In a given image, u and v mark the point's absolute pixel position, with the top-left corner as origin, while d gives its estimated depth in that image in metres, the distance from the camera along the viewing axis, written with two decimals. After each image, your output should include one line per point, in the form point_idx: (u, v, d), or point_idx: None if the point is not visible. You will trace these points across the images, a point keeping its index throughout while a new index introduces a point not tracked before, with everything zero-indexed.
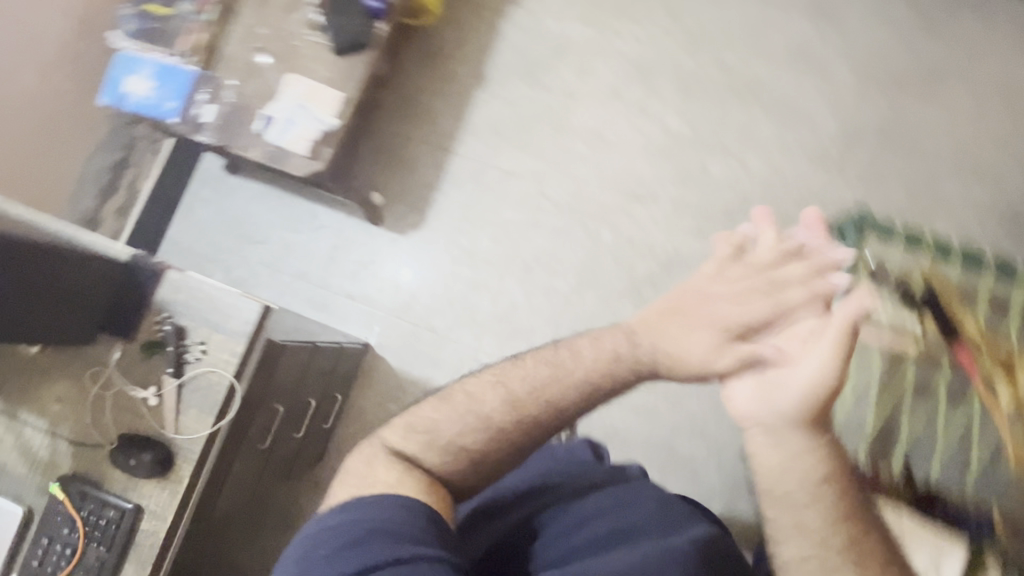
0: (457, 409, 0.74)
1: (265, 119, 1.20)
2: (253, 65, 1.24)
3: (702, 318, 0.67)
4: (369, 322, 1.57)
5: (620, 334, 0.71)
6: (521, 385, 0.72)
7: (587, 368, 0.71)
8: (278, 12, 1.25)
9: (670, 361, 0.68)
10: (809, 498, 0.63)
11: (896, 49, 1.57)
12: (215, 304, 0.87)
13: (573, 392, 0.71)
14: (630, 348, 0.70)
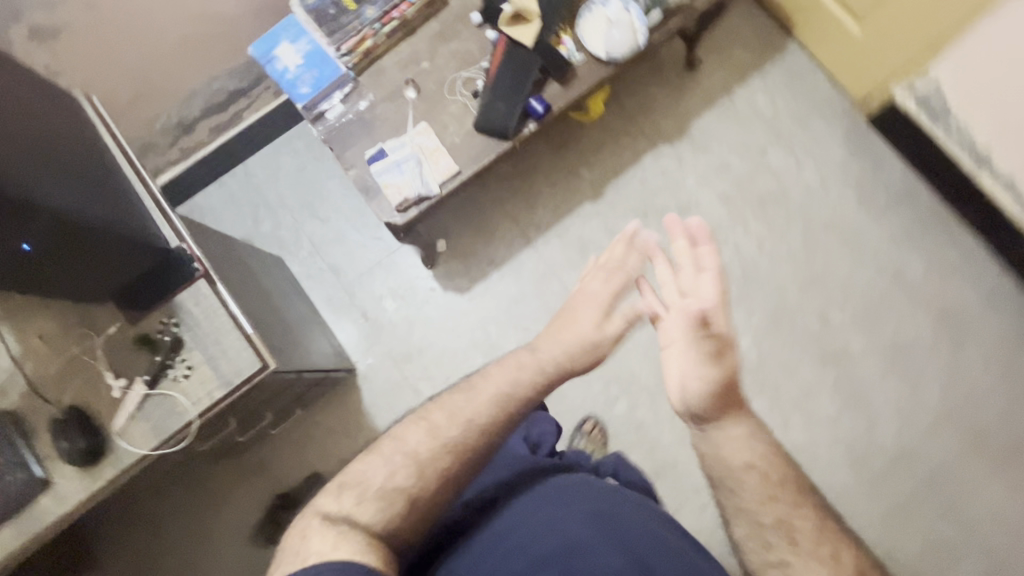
0: (386, 454, 0.77)
1: (376, 150, 1.18)
2: (399, 92, 1.21)
3: (584, 312, 0.88)
4: (366, 348, 1.54)
5: (524, 349, 0.87)
6: (440, 416, 0.80)
7: (496, 389, 0.82)
8: (451, 57, 1.23)
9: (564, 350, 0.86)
10: (742, 485, 0.70)
11: (997, 404, 1.45)
12: (219, 339, 0.84)
13: (485, 408, 0.80)
14: (531, 355, 0.86)
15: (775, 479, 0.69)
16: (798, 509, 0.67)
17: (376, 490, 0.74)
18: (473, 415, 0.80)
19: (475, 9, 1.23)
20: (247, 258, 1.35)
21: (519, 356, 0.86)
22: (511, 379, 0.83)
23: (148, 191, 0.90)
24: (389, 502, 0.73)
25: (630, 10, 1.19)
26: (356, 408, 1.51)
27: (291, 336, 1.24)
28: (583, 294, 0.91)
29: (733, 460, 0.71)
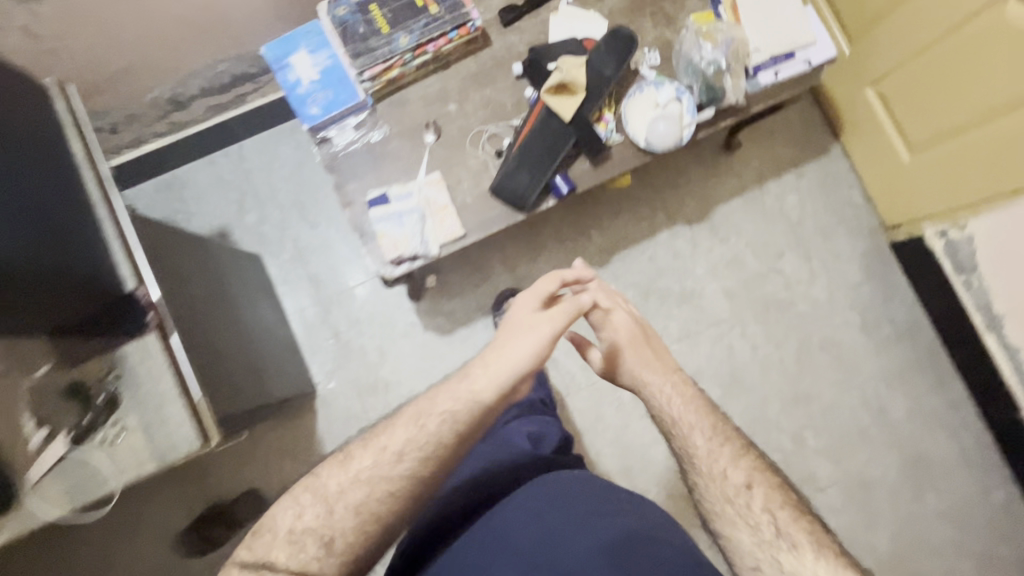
0: (297, 495, 0.76)
1: (380, 194, 1.07)
2: (417, 132, 1.11)
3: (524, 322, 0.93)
4: (331, 370, 1.47)
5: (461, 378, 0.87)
6: (366, 462, 0.78)
7: (422, 412, 0.82)
8: (481, 106, 1.12)
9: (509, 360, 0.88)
10: (704, 445, 0.83)
11: (942, 560, 1.45)
12: (161, 406, 0.76)
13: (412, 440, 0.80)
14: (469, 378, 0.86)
15: (721, 429, 0.85)
16: (743, 447, 0.83)
17: (285, 536, 0.72)
18: (400, 447, 0.79)
19: (518, 60, 1.12)
20: (222, 264, 1.26)
21: (453, 390, 0.85)
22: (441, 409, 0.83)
23: (116, 217, 0.81)
24: (300, 547, 0.71)
25: (681, 99, 1.10)
26: (307, 431, 1.44)
27: (249, 365, 1.18)
28: (512, 322, 0.94)
29: (690, 420, 0.87)
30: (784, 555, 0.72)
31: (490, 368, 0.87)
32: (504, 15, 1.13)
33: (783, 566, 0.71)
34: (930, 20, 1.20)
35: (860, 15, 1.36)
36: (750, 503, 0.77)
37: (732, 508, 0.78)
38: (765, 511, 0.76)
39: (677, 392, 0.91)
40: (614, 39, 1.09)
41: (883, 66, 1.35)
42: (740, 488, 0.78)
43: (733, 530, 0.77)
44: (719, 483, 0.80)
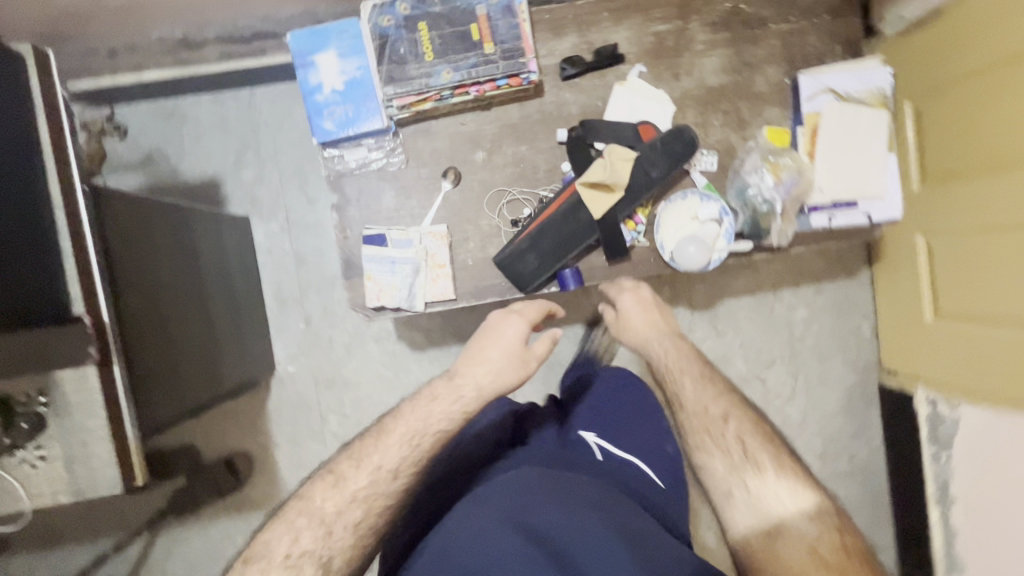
0: (291, 520, 0.80)
1: (378, 233, 0.99)
2: (435, 172, 1.01)
3: (504, 337, 0.93)
4: (295, 353, 1.44)
5: (437, 390, 0.91)
6: (357, 482, 0.83)
7: (405, 428, 0.88)
8: (511, 163, 1.02)
9: (486, 381, 0.90)
10: (692, 385, 0.98)
11: None
12: (86, 444, 0.73)
13: (400, 456, 0.85)
14: (446, 384, 0.91)
15: (709, 377, 0.99)
16: (724, 393, 0.97)
17: (282, 561, 0.76)
18: (395, 465, 0.85)
19: (566, 124, 1.01)
20: (200, 238, 1.16)
21: (430, 407, 0.89)
22: (422, 424, 0.88)
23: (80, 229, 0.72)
24: (298, 570, 0.76)
25: (723, 220, 1.00)
26: (256, 407, 1.43)
27: (204, 358, 1.10)
28: (493, 342, 0.93)
29: (683, 366, 1.01)
30: (750, 479, 0.85)
31: (482, 390, 0.90)
32: (565, 68, 1.00)
33: (751, 488, 0.84)
34: (1009, 203, 1.09)
35: (943, 161, 1.22)
36: (725, 431, 0.90)
37: (709, 437, 0.91)
38: (737, 439, 0.89)
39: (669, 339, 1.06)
40: (674, 139, 0.96)
41: (945, 223, 1.24)
42: (720, 419, 0.92)
43: (711, 457, 0.89)
44: (704, 413, 0.93)
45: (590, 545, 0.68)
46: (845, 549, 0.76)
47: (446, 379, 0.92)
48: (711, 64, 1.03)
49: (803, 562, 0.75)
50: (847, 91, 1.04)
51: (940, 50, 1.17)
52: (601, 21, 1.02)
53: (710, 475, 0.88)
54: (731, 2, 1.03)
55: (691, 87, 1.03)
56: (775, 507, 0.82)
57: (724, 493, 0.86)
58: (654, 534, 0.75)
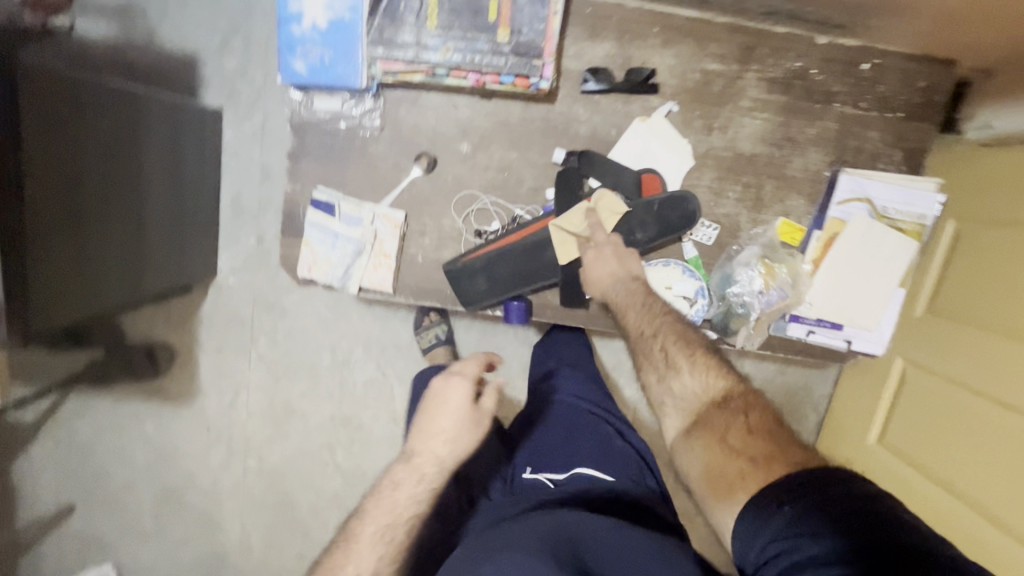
0: None
1: (327, 200, 0.89)
2: (409, 150, 0.89)
3: (450, 405, 0.84)
4: (239, 267, 1.38)
5: (401, 476, 0.85)
6: None
7: (375, 526, 0.83)
8: (494, 168, 0.90)
9: (439, 454, 0.84)
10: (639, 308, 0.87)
11: None
12: None
13: (379, 553, 0.82)
14: (406, 466, 0.85)
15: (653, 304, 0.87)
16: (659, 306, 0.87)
17: None
18: (375, 566, 0.82)
19: (567, 144, 0.89)
20: (148, 135, 1.04)
21: (391, 495, 0.84)
22: (393, 509, 0.84)
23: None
24: None
25: (696, 302, 0.92)
26: (191, 307, 1.41)
27: (123, 264, 1.04)
28: (444, 414, 0.84)
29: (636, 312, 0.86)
30: (677, 386, 0.82)
31: (443, 464, 0.84)
32: (588, 80, 0.86)
33: (675, 391, 0.82)
34: (1003, 375, 1.00)
35: (958, 302, 1.12)
36: (657, 344, 0.85)
37: (644, 354, 0.87)
38: (662, 348, 0.85)
39: (622, 280, 0.87)
40: (672, 206, 0.87)
41: (927, 364, 1.16)
42: (651, 338, 0.85)
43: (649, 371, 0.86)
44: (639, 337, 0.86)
45: None
46: (762, 430, 0.72)
47: (403, 458, 0.86)
48: (751, 127, 0.90)
49: (711, 453, 0.74)
50: (886, 206, 0.91)
51: (1004, 185, 1.04)
52: (646, 37, 0.86)
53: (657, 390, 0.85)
54: (801, 61, 0.88)
55: (719, 146, 0.90)
56: (697, 391, 0.81)
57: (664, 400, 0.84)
58: (579, 526, 0.75)
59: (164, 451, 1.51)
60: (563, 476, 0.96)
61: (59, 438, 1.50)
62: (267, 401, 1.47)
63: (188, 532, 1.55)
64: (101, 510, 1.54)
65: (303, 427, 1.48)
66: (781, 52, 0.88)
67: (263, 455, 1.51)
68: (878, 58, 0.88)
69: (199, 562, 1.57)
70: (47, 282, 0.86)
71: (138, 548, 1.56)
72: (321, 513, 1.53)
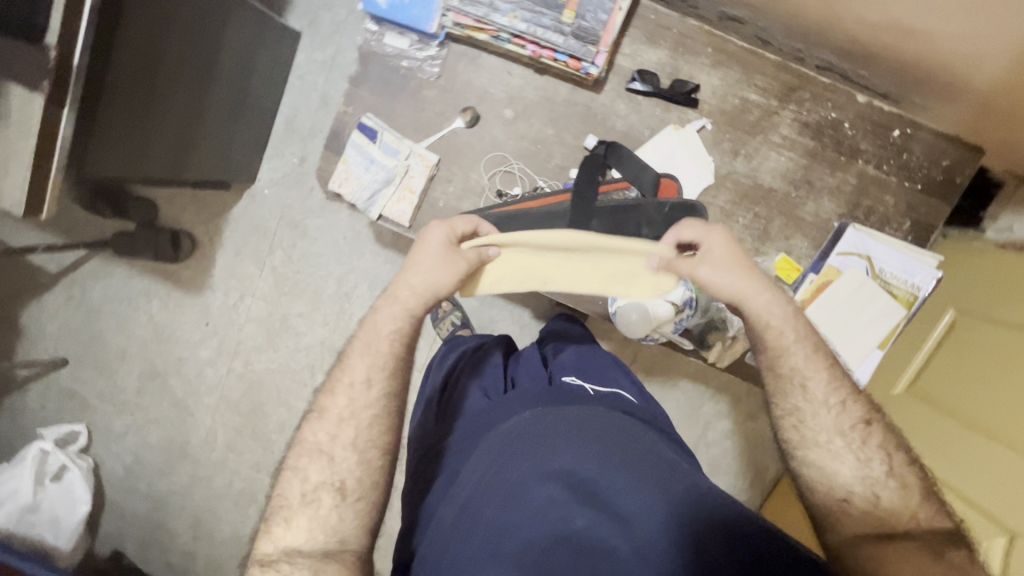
0: (296, 465, 0.74)
1: (373, 127, 0.97)
2: (457, 103, 0.97)
3: (428, 233, 0.79)
4: (277, 180, 1.48)
5: (394, 302, 0.77)
6: (336, 413, 0.75)
7: (364, 342, 0.77)
8: (529, 139, 0.97)
9: (411, 278, 0.76)
10: (818, 381, 0.78)
11: None
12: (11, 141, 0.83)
13: (360, 372, 0.76)
14: (394, 300, 0.77)
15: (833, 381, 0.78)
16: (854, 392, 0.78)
17: (300, 501, 0.72)
18: (365, 376, 0.76)
19: (600, 134, 0.96)
20: (232, 31, 1.13)
21: (383, 311, 0.77)
22: (371, 334, 0.77)
23: None
24: (316, 504, 0.71)
25: (682, 311, 0.96)
26: (226, 205, 1.51)
27: (173, 145, 1.12)
28: (422, 254, 0.77)
29: (824, 392, 0.77)
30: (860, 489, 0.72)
31: (416, 290, 0.76)
32: (634, 80, 0.93)
33: (875, 493, 0.71)
34: (944, 447, 1.05)
35: (937, 380, 1.15)
36: (843, 426, 0.76)
37: (822, 436, 0.76)
38: (851, 439, 0.75)
39: (795, 334, 0.79)
40: (680, 212, 0.92)
41: (901, 415, 1.20)
42: (854, 424, 0.76)
43: (824, 461, 0.75)
44: (835, 416, 0.76)
45: (623, 503, 0.60)
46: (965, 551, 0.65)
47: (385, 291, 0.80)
48: (775, 162, 0.95)
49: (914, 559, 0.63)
50: (882, 268, 0.94)
51: (1014, 276, 1.05)
52: (698, 56, 0.94)
53: (824, 494, 0.74)
54: (836, 112, 0.94)
55: (740, 171, 0.95)
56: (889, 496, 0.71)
57: (837, 508, 0.72)
58: (659, 454, 0.69)
59: (161, 332, 1.60)
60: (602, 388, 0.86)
61: (74, 293, 1.61)
62: (267, 312, 1.55)
63: (163, 412, 1.64)
64: (90, 371, 1.64)
65: (292, 345, 1.56)
66: (819, 99, 0.94)
67: (249, 361, 1.58)
68: (909, 128, 0.94)
69: (164, 443, 1.65)
70: (112, 131, 0.94)
71: (113, 414, 1.65)
72: (286, 430, 1.59)
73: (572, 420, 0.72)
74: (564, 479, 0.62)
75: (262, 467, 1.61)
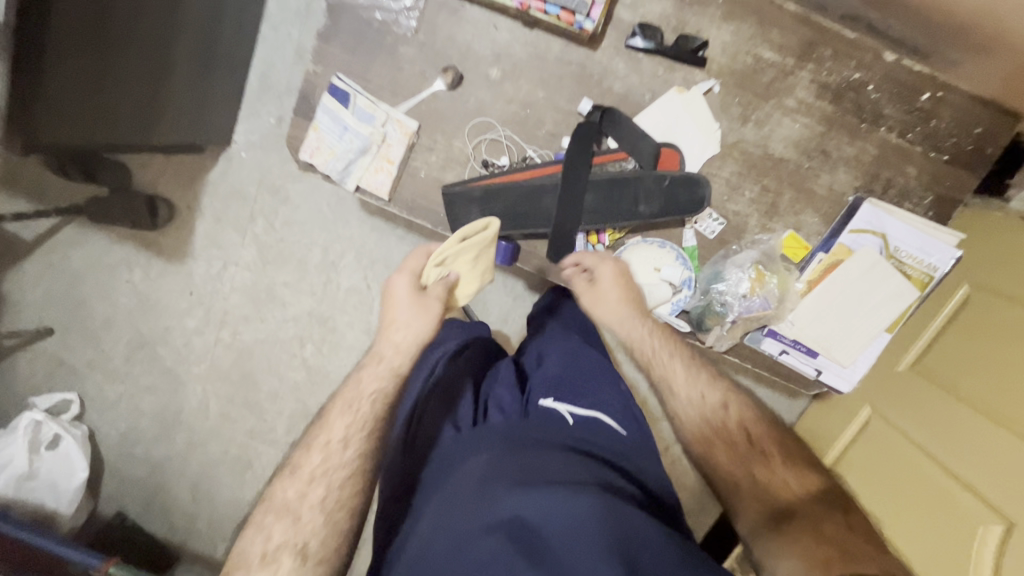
0: (260, 521, 0.71)
1: (345, 89, 0.88)
2: (437, 62, 0.88)
3: (394, 281, 0.82)
4: (254, 142, 1.40)
5: (386, 376, 0.79)
6: (309, 468, 0.73)
7: (339, 402, 0.78)
8: (518, 103, 0.88)
9: (388, 332, 0.81)
10: (708, 380, 0.85)
11: None
12: None
13: (338, 432, 0.75)
14: (383, 364, 0.80)
15: (718, 385, 0.85)
16: (738, 394, 0.84)
17: (258, 561, 0.68)
18: (343, 434, 0.75)
19: (597, 97, 0.87)
20: None
21: (372, 370, 0.80)
22: (354, 394, 0.78)
23: None
24: (275, 567, 0.67)
25: (680, 291, 0.91)
26: (203, 169, 1.43)
27: (136, 105, 1.02)
28: (394, 310, 0.81)
29: (702, 393, 0.84)
30: (745, 477, 0.76)
31: (398, 347, 0.80)
32: (635, 35, 0.84)
33: (756, 477, 0.76)
34: (949, 438, 1.01)
35: (941, 369, 1.09)
36: (725, 419, 0.81)
37: (709, 427, 0.81)
38: (738, 426, 0.80)
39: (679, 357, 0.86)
40: (683, 187, 0.85)
41: (896, 408, 1.16)
42: (717, 408, 0.82)
43: (715, 459, 0.79)
44: (699, 408, 0.83)
45: (565, 551, 0.54)
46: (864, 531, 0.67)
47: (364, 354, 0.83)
48: (789, 129, 0.86)
49: (804, 534, 0.67)
50: (898, 247, 0.88)
51: (999, 258, 1.04)
52: (708, 7, 0.83)
53: (720, 479, 0.78)
54: (861, 73, 0.84)
55: (749, 138, 0.87)
56: (780, 487, 0.74)
57: (732, 491, 0.76)
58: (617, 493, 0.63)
59: (145, 302, 1.56)
60: (583, 413, 0.81)
61: (52, 260, 1.56)
62: (252, 281, 1.50)
63: (154, 381, 1.62)
64: (76, 340, 1.61)
65: (279, 315, 1.51)
66: (842, 57, 0.84)
67: (237, 331, 1.54)
68: (940, 92, 0.84)
69: (155, 412, 1.63)
70: (52, 97, 0.85)
71: (103, 383, 1.63)
72: (276, 398, 1.57)
73: (532, 461, 0.66)
74: (505, 528, 0.57)
75: (256, 436, 1.60)
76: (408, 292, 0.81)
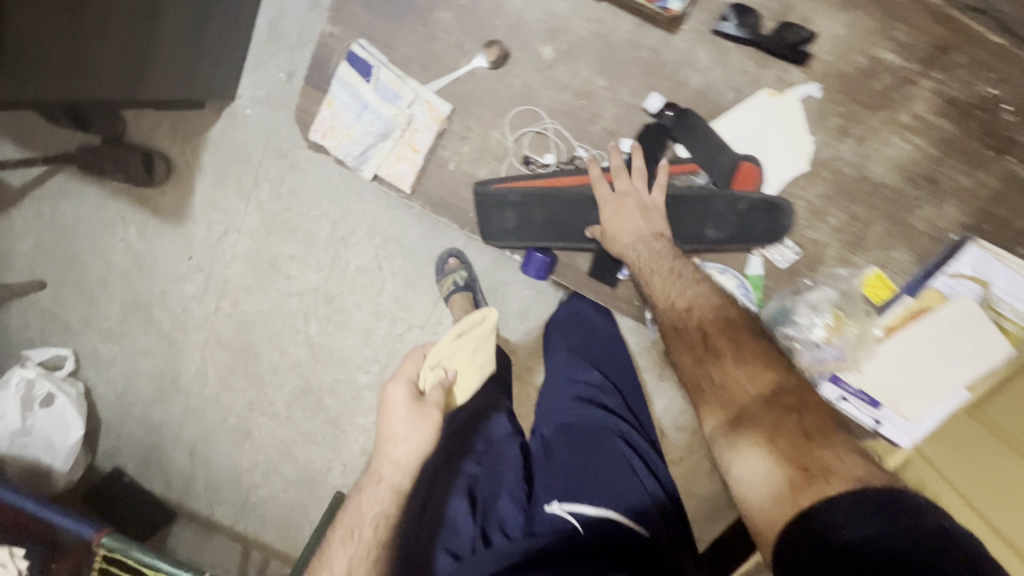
0: None
1: (367, 62, 0.79)
2: (479, 37, 0.78)
3: (387, 391, 0.83)
4: (262, 99, 1.26)
5: (385, 485, 0.81)
6: None
7: (341, 537, 0.81)
8: (572, 91, 0.79)
9: (387, 443, 0.81)
10: (673, 272, 0.76)
11: None
12: None
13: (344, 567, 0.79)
14: (384, 481, 0.81)
15: (681, 273, 0.76)
16: (698, 282, 0.76)
17: None
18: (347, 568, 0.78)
19: (667, 92, 0.78)
20: None
21: (371, 492, 0.81)
22: (355, 523, 0.80)
23: None
24: None
25: None
26: (205, 124, 1.31)
27: (125, 53, 0.89)
28: (392, 422, 0.81)
29: (668, 295, 0.76)
30: (709, 382, 0.72)
31: (400, 465, 0.80)
32: (725, 20, 0.75)
33: (714, 380, 0.72)
34: None
35: None
36: (689, 318, 0.75)
37: (674, 329, 0.76)
38: (698, 328, 0.74)
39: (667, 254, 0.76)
40: (760, 212, 0.77)
41: None
42: (680, 311, 0.76)
43: (679, 361, 0.75)
44: (666, 307, 0.76)
45: None
46: (816, 437, 0.63)
47: (364, 469, 0.83)
48: (895, 149, 0.77)
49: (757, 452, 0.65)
50: (998, 297, 0.75)
51: None
52: None
53: (687, 380, 0.75)
54: (997, 89, 0.74)
55: (848, 159, 0.78)
56: (739, 392, 0.70)
57: (697, 396, 0.74)
58: None
59: (141, 262, 1.46)
60: (584, 508, 0.84)
61: (42, 211, 1.46)
62: (255, 250, 1.39)
63: (149, 345, 1.53)
64: (69, 296, 1.52)
65: (284, 289, 1.41)
66: (976, 67, 0.74)
67: (238, 301, 1.45)
68: None
69: (151, 376, 1.56)
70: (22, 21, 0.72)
71: (98, 342, 1.55)
72: (272, 373, 1.48)
73: None
74: None
75: (253, 411, 1.52)
76: (406, 402, 0.81)
